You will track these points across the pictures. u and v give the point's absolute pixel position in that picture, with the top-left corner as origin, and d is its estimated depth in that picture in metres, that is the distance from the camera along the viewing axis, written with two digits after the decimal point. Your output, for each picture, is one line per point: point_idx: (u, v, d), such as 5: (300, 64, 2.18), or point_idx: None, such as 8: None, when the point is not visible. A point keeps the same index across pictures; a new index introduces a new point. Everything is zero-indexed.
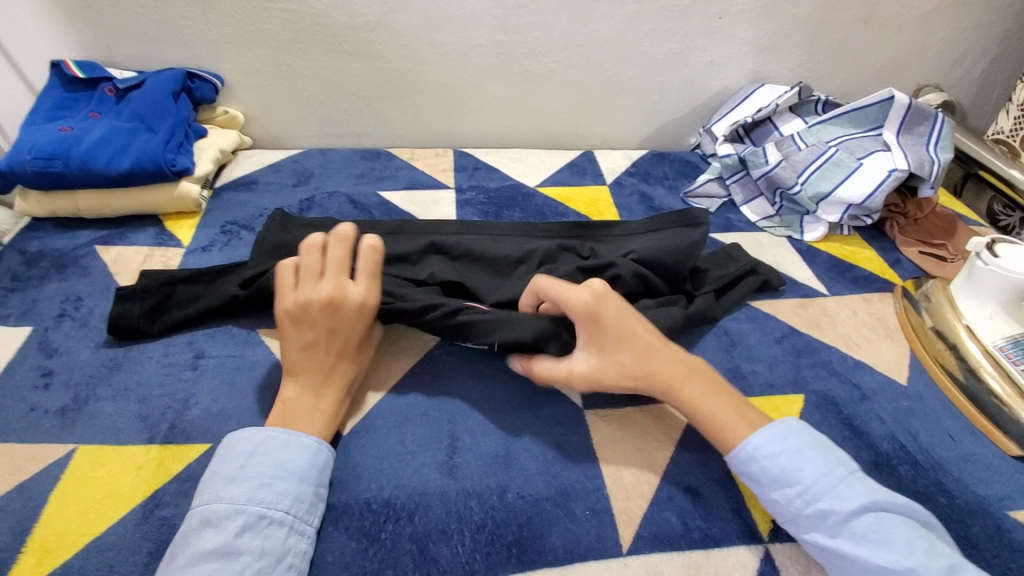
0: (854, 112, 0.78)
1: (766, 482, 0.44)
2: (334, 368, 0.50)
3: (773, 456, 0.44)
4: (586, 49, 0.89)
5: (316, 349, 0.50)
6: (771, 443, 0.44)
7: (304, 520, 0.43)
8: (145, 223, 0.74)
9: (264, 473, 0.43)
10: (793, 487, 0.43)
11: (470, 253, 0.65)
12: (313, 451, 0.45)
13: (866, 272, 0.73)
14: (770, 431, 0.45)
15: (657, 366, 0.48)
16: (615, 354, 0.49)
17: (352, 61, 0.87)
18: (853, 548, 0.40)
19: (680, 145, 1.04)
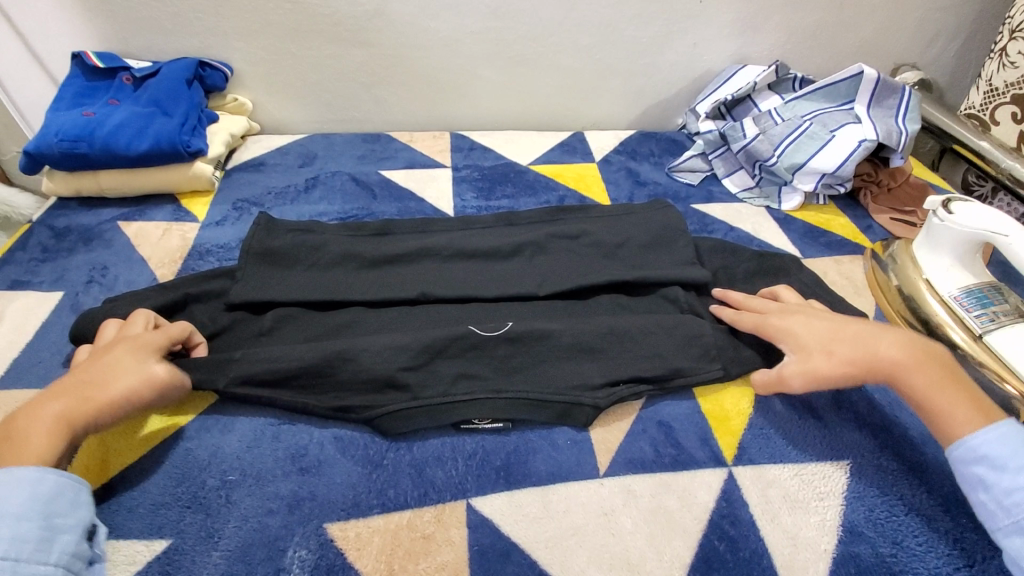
0: (827, 88, 0.82)
1: (1006, 473, 0.43)
2: (65, 396, 0.45)
3: (1017, 448, 0.43)
4: (574, 34, 0.94)
5: (65, 382, 0.46)
6: (1008, 433, 0.44)
7: (31, 561, 0.38)
8: (162, 202, 0.79)
9: (4, 512, 0.38)
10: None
11: (460, 252, 0.70)
12: (35, 481, 0.40)
13: (838, 237, 0.78)
14: (1010, 425, 0.45)
15: (878, 351, 0.49)
16: (824, 350, 0.51)
17: (352, 49, 0.93)
18: None
19: (667, 126, 1.08)
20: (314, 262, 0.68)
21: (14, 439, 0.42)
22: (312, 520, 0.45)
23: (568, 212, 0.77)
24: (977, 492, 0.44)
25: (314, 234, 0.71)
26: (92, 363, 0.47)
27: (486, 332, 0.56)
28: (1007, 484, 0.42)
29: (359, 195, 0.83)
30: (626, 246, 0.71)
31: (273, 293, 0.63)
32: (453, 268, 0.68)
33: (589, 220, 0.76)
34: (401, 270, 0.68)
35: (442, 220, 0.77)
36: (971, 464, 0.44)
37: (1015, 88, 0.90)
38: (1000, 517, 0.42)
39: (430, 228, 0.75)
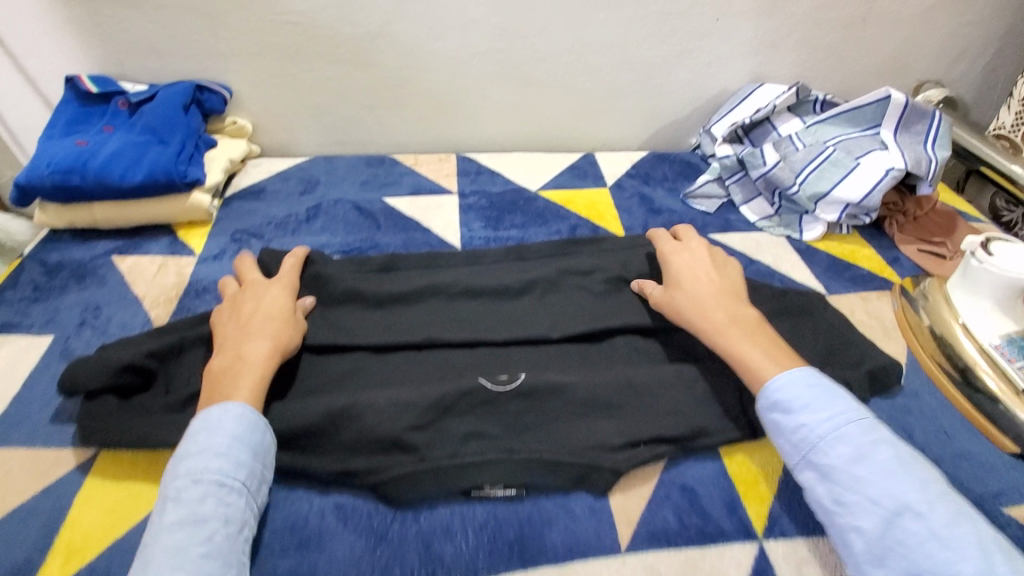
0: (851, 112, 0.79)
1: (794, 416, 0.48)
2: (262, 335, 0.55)
3: (805, 389, 0.49)
4: (585, 53, 0.91)
5: (249, 324, 0.56)
6: (801, 379, 0.50)
7: (254, 494, 0.46)
8: (158, 233, 0.77)
9: (215, 440, 0.46)
10: (822, 416, 0.47)
11: (467, 290, 0.67)
12: (261, 429, 0.48)
13: (864, 271, 0.74)
14: (807, 371, 0.51)
15: (710, 310, 0.57)
16: (679, 294, 0.60)
17: (355, 70, 0.89)
18: (865, 474, 0.44)
19: (681, 145, 1.05)
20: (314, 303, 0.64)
21: (229, 372, 0.52)
22: None
23: (580, 240, 0.75)
24: (776, 437, 0.50)
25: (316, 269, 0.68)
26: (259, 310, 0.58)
27: (495, 384, 0.53)
28: (794, 424, 0.48)
29: (362, 225, 0.79)
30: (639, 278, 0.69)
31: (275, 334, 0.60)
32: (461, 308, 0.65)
33: (601, 249, 0.73)
34: (407, 311, 0.65)
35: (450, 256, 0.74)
36: (769, 409, 0.50)
37: None
38: (794, 455, 0.48)
39: (437, 264, 0.72)
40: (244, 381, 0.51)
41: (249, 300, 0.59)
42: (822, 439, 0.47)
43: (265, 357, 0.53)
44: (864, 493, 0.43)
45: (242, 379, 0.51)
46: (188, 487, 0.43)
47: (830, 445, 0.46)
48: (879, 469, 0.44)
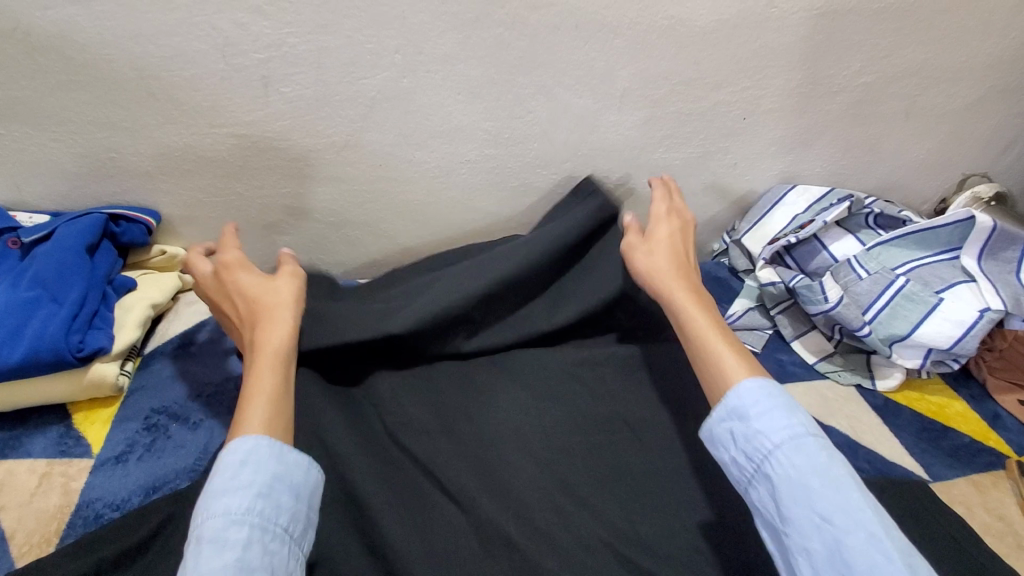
0: (922, 233, 0.65)
1: (750, 424, 0.46)
2: (264, 326, 0.56)
3: (763, 398, 0.47)
4: (592, 159, 0.77)
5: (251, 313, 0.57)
6: (757, 389, 0.47)
7: (299, 541, 0.43)
8: (46, 420, 0.58)
9: (247, 490, 0.42)
10: (780, 425, 0.45)
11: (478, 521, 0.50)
12: (304, 469, 0.46)
13: (965, 438, 0.59)
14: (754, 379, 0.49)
15: (667, 280, 0.60)
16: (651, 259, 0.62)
17: (316, 185, 0.73)
18: (816, 486, 0.42)
19: (701, 252, 0.90)
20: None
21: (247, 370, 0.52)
22: None
23: (613, 411, 0.59)
24: (727, 450, 0.47)
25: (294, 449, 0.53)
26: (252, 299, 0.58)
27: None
28: (751, 432, 0.46)
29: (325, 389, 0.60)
30: (679, 490, 0.53)
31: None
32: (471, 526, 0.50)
33: (633, 433, 0.57)
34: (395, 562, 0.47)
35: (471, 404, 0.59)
36: (727, 415, 0.48)
37: None
38: (746, 467, 0.46)
39: (455, 429, 0.57)
40: (266, 380, 0.51)
41: (242, 290, 0.60)
42: (782, 452, 0.44)
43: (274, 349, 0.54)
44: (817, 510, 0.41)
45: (262, 375, 0.51)
46: (231, 532, 0.40)
47: (787, 456, 0.44)
48: (833, 484, 0.42)
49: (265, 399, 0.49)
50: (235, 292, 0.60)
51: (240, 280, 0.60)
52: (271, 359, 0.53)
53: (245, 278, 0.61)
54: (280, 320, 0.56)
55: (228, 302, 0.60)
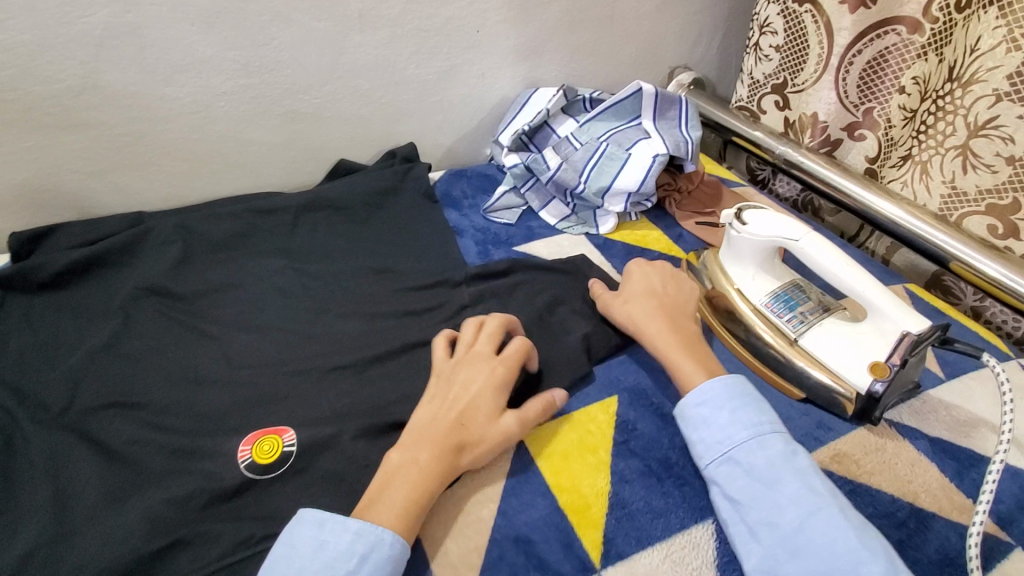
0: (614, 107, 0.84)
1: (719, 414, 0.51)
2: (430, 441, 0.48)
3: (735, 395, 0.52)
4: (350, 80, 0.84)
5: (428, 431, 0.49)
6: (731, 390, 0.53)
7: None
8: None
9: (340, 568, 0.41)
10: (749, 416, 0.51)
11: (227, 366, 0.59)
12: (378, 547, 0.42)
13: (656, 253, 0.78)
14: (738, 386, 0.54)
15: (635, 318, 0.61)
16: (630, 302, 0.62)
17: (62, 133, 0.72)
18: (783, 473, 0.47)
19: (478, 158, 1.03)
20: (73, 426, 0.53)
21: (402, 471, 0.46)
22: None
23: (383, 276, 0.71)
24: (697, 430, 0.52)
25: (56, 336, 0.61)
26: (476, 414, 0.50)
27: (259, 471, 0.50)
28: (721, 422, 0.51)
29: (64, 305, 0.64)
30: (428, 315, 0.66)
31: (16, 479, 0.49)
32: (254, 379, 0.58)
33: (380, 282, 0.70)
34: (148, 409, 0.54)
35: (218, 292, 0.67)
36: (699, 407, 0.52)
37: (773, 79, 0.94)
38: (714, 450, 0.50)
39: (212, 321, 0.64)
40: (410, 495, 0.45)
41: (465, 394, 0.51)
42: (743, 435, 0.50)
43: (438, 467, 0.47)
44: (757, 483, 0.47)
45: (381, 520, 0.44)
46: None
47: (755, 447, 0.49)
48: (797, 470, 0.47)
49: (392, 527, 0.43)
50: (455, 400, 0.51)
51: (475, 378, 0.52)
52: (414, 487, 0.45)
53: (469, 379, 0.52)
54: (431, 444, 0.48)
55: (450, 391, 0.52)
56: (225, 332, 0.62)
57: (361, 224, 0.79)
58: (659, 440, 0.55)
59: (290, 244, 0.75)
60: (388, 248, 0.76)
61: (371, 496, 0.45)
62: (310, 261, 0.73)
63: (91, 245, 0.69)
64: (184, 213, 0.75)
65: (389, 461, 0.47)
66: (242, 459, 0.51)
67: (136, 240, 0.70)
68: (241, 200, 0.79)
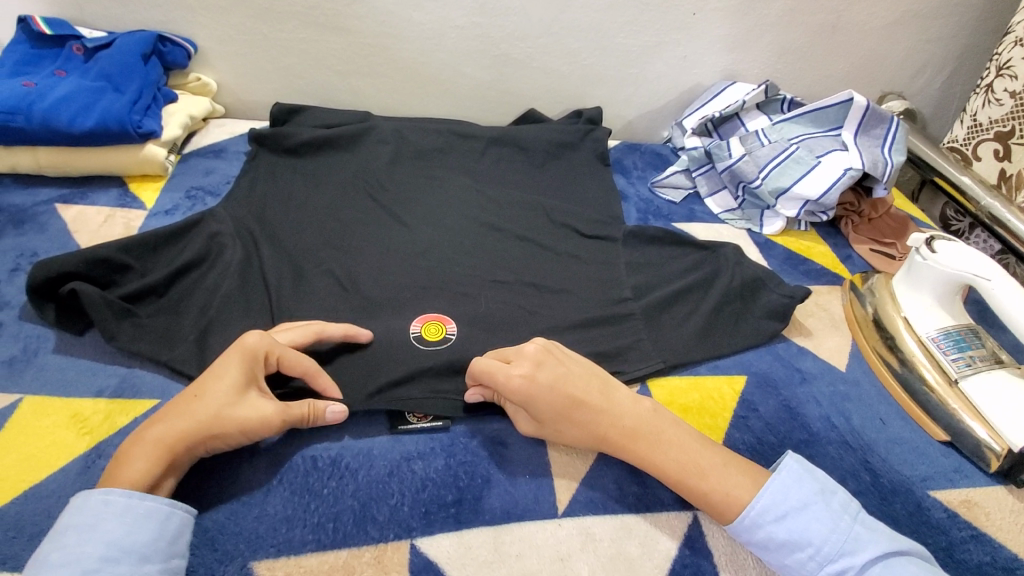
0: (816, 112, 0.82)
1: (777, 531, 0.44)
2: (168, 418, 0.44)
3: (781, 502, 0.45)
4: (563, 37, 0.90)
5: (221, 387, 0.45)
6: (778, 506, 0.44)
7: None
8: (109, 184, 0.73)
9: (85, 534, 0.38)
10: (815, 521, 0.43)
11: (415, 249, 0.69)
12: (146, 519, 0.40)
13: (819, 266, 0.76)
14: (778, 488, 0.45)
15: (604, 432, 0.48)
16: (551, 415, 0.48)
17: (327, 34, 0.86)
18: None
19: (654, 138, 1.06)
20: (296, 262, 0.65)
21: (176, 411, 0.44)
22: (236, 558, 0.42)
23: (546, 211, 0.77)
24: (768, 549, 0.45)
25: (291, 191, 0.75)
26: (217, 392, 0.45)
27: (422, 344, 0.57)
28: (782, 539, 0.44)
29: (300, 170, 0.79)
30: (585, 257, 0.71)
31: (253, 280, 0.61)
32: (428, 266, 0.67)
33: (546, 217, 0.77)
34: (352, 265, 0.66)
35: (415, 191, 0.77)
36: (753, 529, 0.45)
37: (999, 126, 0.86)
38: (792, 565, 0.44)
39: (404, 213, 0.74)
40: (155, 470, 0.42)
41: (215, 379, 0.45)
42: (821, 544, 0.43)
43: (183, 442, 0.43)
44: None
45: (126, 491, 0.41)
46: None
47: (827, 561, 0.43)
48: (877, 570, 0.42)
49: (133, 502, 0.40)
50: (204, 386, 0.45)
51: (223, 368, 0.46)
52: (169, 455, 0.43)
53: (225, 367, 0.46)
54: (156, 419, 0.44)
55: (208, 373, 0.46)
56: (417, 224, 0.72)
57: (538, 167, 0.86)
58: (779, 427, 0.56)
59: (477, 168, 0.83)
60: (558, 194, 0.83)
61: (126, 461, 0.42)
62: (488, 184, 0.81)
63: (327, 129, 0.83)
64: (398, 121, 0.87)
65: (151, 435, 0.43)
66: (411, 331, 0.58)
67: (361, 134, 0.82)
68: (443, 121, 0.89)
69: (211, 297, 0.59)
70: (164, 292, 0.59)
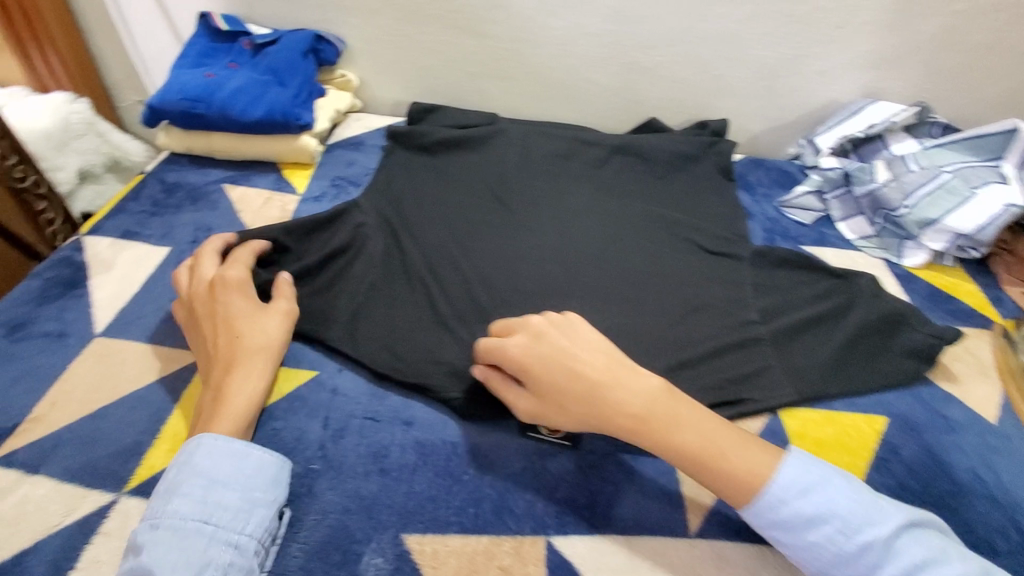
0: (975, 139, 0.76)
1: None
2: (240, 381, 0.49)
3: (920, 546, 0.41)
4: (696, 46, 0.89)
5: (266, 349, 0.52)
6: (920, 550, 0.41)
7: (234, 529, 0.42)
8: (266, 169, 0.81)
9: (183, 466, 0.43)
10: (821, 489, 0.44)
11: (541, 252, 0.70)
12: (228, 454, 0.44)
13: (966, 306, 0.71)
14: (908, 530, 0.42)
15: (656, 408, 0.46)
16: (608, 390, 0.47)
17: (465, 37, 0.90)
18: None
19: (777, 154, 1.02)
20: (430, 258, 0.69)
21: (245, 375, 0.50)
22: (390, 528, 0.45)
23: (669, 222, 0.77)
24: None
25: (425, 189, 0.79)
26: (254, 350, 0.51)
27: None
28: None
29: (432, 167, 0.83)
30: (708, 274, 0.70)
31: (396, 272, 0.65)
32: (555, 270, 0.69)
33: (670, 231, 0.76)
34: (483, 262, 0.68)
35: (540, 194, 0.79)
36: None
37: None
38: None
39: (529, 216, 0.76)
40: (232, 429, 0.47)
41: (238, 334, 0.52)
42: (862, 524, 0.42)
43: (252, 401, 0.49)
44: None
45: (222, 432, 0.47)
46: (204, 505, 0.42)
47: None
48: None
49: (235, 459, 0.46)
50: (252, 348, 0.51)
51: (269, 331, 0.53)
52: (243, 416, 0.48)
53: (268, 328, 0.53)
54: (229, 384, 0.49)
55: (257, 336, 0.52)
56: (543, 229, 0.74)
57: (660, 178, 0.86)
58: (919, 475, 0.53)
59: (599, 176, 0.84)
60: (681, 206, 0.82)
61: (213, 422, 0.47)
62: (609, 191, 0.82)
63: (459, 129, 0.86)
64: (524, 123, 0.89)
65: (225, 399, 0.48)
66: None
67: (490, 137, 0.85)
68: (566, 126, 0.91)
69: (358, 283, 0.63)
70: (318, 275, 0.64)
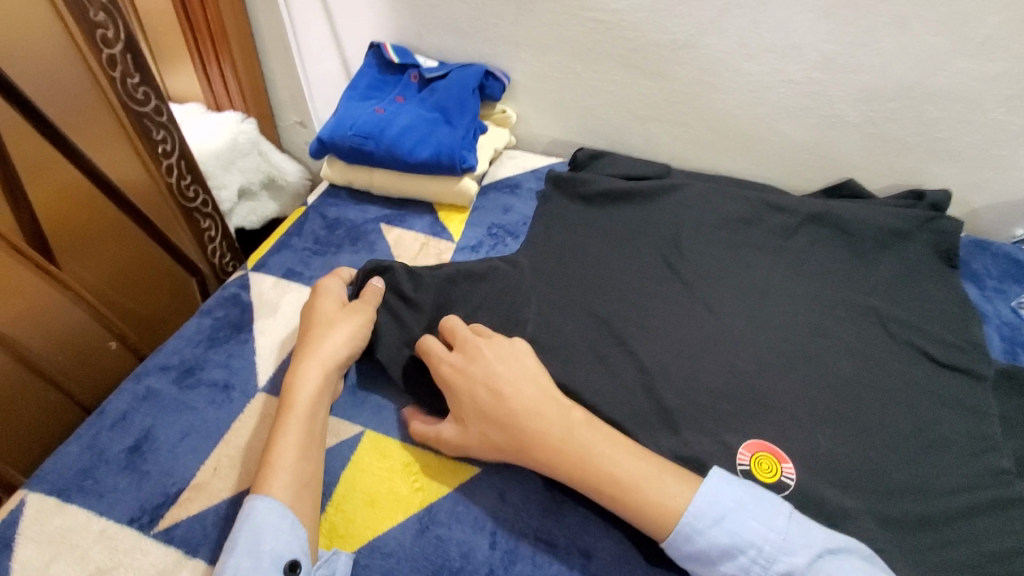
0: None
1: None
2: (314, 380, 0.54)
3: None
4: (923, 104, 0.73)
5: (341, 351, 0.56)
6: None
7: None
8: (423, 209, 0.78)
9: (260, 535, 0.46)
10: (752, 521, 0.45)
11: (723, 341, 0.61)
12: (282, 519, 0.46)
13: None
14: None
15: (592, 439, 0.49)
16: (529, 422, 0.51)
17: (641, 78, 0.82)
18: None
19: (1000, 233, 0.84)
20: (600, 337, 0.62)
21: (317, 378, 0.54)
22: None
23: (878, 313, 0.64)
24: None
25: (588, 248, 0.71)
26: (332, 355, 0.56)
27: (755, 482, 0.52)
28: None
29: (593, 219, 0.74)
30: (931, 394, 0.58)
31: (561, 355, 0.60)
32: (745, 368, 0.59)
33: (884, 328, 0.63)
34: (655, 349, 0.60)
35: (720, 265, 0.69)
36: None
37: None
38: None
39: (708, 292, 0.66)
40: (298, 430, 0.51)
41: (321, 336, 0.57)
42: None
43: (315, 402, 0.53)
44: None
45: (290, 428, 0.51)
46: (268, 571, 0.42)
47: None
48: None
49: (294, 454, 0.50)
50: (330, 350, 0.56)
51: (343, 334, 0.57)
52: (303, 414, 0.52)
53: (346, 332, 0.57)
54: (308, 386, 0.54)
55: (333, 337, 0.57)
56: (723, 310, 0.64)
57: (870, 258, 0.71)
58: None
59: (789, 248, 0.72)
60: (888, 296, 0.67)
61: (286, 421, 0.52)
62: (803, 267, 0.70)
63: (625, 180, 0.77)
64: (697, 178, 0.80)
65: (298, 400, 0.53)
66: (739, 461, 0.53)
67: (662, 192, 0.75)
68: (745, 185, 0.80)
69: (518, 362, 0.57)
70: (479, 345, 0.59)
